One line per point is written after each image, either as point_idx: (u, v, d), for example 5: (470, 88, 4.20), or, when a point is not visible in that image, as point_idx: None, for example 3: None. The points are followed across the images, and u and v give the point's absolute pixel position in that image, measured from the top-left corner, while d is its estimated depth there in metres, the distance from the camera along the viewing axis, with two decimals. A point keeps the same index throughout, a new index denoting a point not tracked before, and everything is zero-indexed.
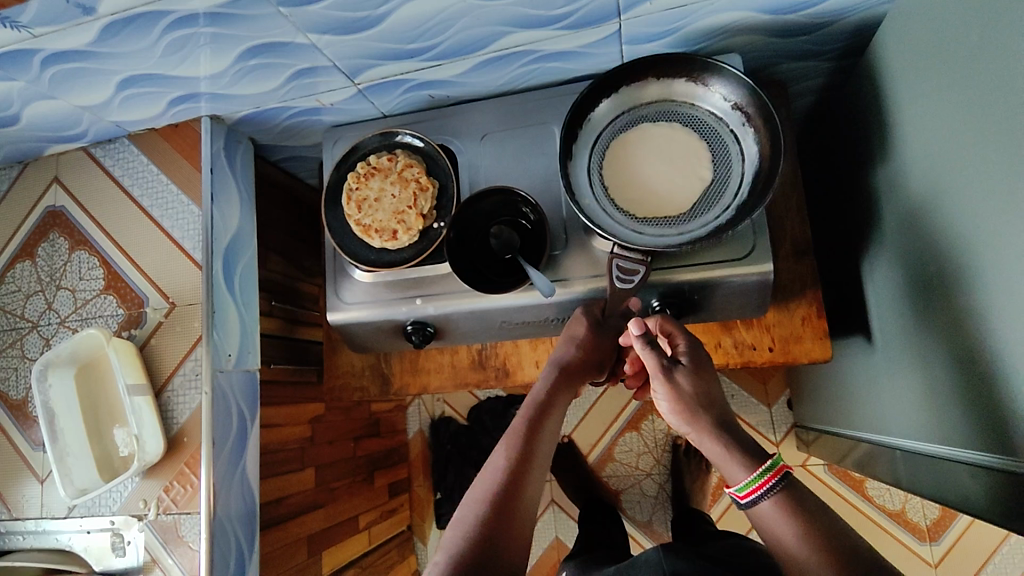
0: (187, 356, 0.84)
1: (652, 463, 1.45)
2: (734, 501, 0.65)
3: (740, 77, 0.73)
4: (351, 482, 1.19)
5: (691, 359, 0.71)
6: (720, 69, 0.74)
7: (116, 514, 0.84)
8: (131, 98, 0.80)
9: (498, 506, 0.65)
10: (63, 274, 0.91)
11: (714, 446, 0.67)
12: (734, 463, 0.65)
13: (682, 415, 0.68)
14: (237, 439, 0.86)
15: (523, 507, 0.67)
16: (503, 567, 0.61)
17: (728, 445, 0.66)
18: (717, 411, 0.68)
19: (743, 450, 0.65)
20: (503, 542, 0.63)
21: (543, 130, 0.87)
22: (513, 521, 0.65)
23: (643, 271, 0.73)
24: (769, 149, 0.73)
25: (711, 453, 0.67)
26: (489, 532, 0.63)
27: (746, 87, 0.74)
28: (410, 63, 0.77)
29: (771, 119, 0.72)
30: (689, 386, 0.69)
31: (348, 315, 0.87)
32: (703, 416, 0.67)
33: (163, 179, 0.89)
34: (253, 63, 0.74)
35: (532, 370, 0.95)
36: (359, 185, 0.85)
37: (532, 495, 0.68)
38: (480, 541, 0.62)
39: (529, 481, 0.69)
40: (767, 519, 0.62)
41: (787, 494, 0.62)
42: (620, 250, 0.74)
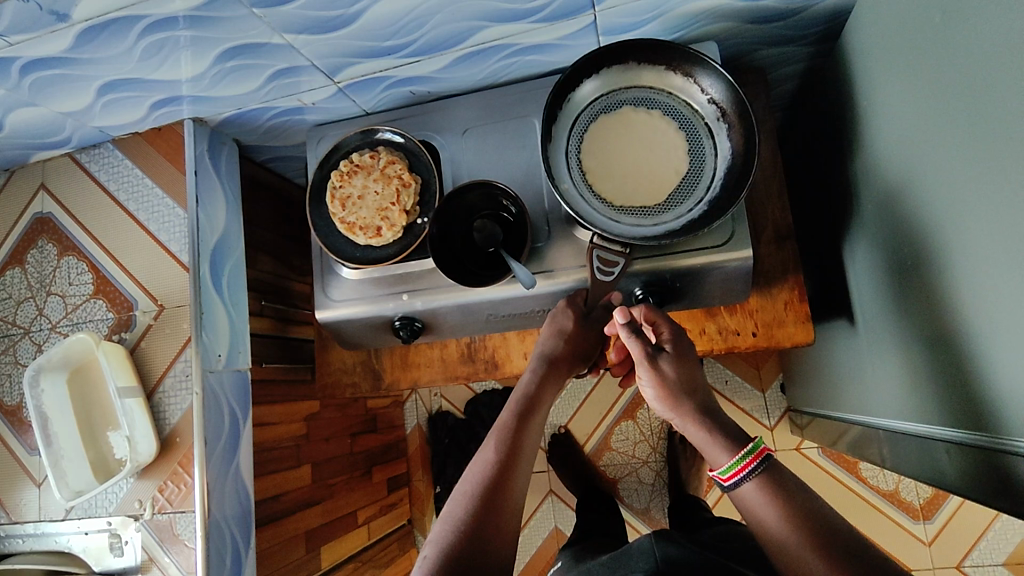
0: (177, 357, 0.85)
1: (648, 451, 1.46)
2: (718, 484, 0.65)
3: (721, 72, 0.73)
4: (349, 477, 1.20)
5: (674, 347, 0.71)
6: (701, 61, 0.75)
7: (113, 515, 0.85)
8: (113, 102, 0.80)
9: (486, 499, 0.66)
10: (53, 280, 0.92)
11: (697, 430, 0.67)
12: (717, 446, 0.65)
13: (665, 401, 0.69)
14: (230, 437, 0.87)
15: (511, 499, 0.68)
16: (491, 558, 0.62)
17: (711, 430, 0.66)
18: (700, 397, 0.69)
19: (726, 434, 0.65)
20: (491, 534, 0.64)
21: (523, 123, 0.87)
22: (502, 515, 0.66)
23: (622, 263, 0.75)
24: (744, 145, 0.75)
25: (695, 438, 0.67)
26: (477, 525, 0.64)
27: (725, 81, 0.75)
28: (388, 60, 0.78)
29: (747, 118, 0.74)
30: (673, 373, 0.69)
31: (336, 312, 0.88)
32: (686, 401, 0.68)
33: (148, 183, 0.90)
34: (232, 65, 0.74)
35: (521, 362, 0.95)
36: (342, 183, 0.86)
37: (520, 487, 0.69)
38: (468, 534, 0.63)
39: (518, 474, 0.70)
40: (749, 501, 0.61)
41: (768, 476, 0.62)
42: (601, 241, 0.75)
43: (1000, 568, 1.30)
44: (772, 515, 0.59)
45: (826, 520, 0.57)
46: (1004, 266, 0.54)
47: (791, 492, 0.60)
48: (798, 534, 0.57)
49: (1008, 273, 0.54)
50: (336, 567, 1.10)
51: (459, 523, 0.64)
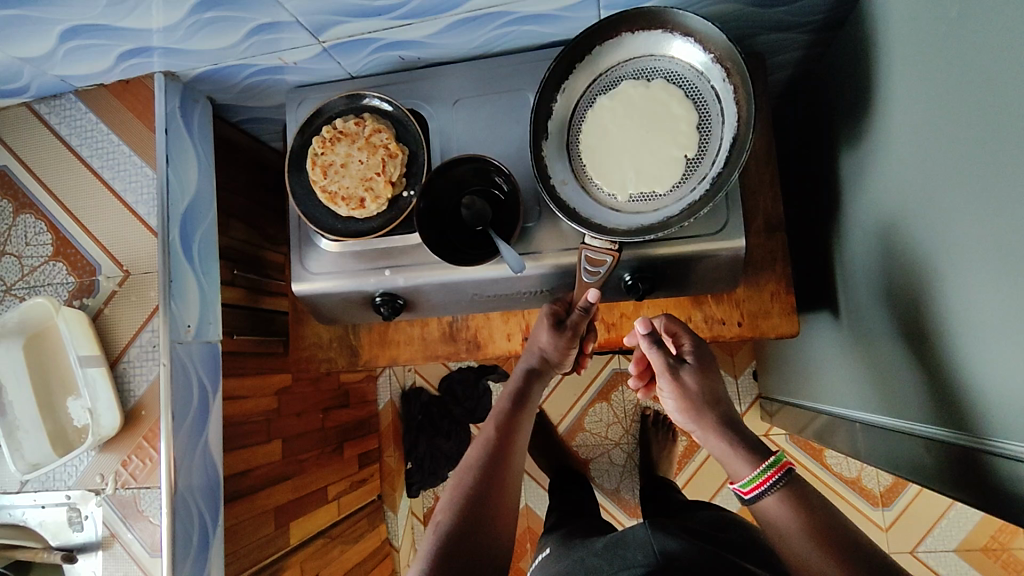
0: (143, 326, 0.80)
1: (621, 433, 1.47)
2: (739, 497, 0.66)
3: (714, 31, 0.68)
4: (319, 453, 1.17)
5: (696, 358, 0.73)
6: (691, 21, 0.70)
7: (72, 489, 0.81)
8: (77, 50, 0.74)
9: (477, 497, 0.68)
10: (7, 239, 0.86)
11: (718, 442, 0.68)
12: (739, 459, 0.66)
13: (688, 413, 0.71)
14: (199, 411, 0.83)
15: (502, 499, 0.69)
16: (482, 546, 0.65)
17: (732, 442, 0.67)
18: (722, 409, 0.70)
19: (748, 446, 0.67)
20: (483, 528, 0.66)
21: (516, 97, 0.84)
22: (493, 516, 0.68)
23: (610, 260, 0.73)
24: (747, 112, 0.70)
25: (716, 450, 0.69)
26: (467, 519, 0.66)
27: (717, 36, 0.69)
28: (379, 21, 0.74)
29: (746, 78, 0.69)
30: (694, 385, 0.71)
31: (314, 286, 0.85)
32: (709, 413, 0.69)
33: (114, 139, 0.84)
34: (209, 17, 0.69)
35: (503, 343, 0.94)
36: (324, 150, 0.82)
37: (511, 488, 0.72)
38: (460, 526, 0.65)
39: (507, 475, 0.72)
40: (772, 513, 0.62)
41: (791, 490, 0.62)
42: (591, 240, 0.74)
43: (950, 554, 1.35)
44: (790, 524, 0.60)
45: (842, 527, 0.59)
46: (992, 270, 0.54)
47: (807, 505, 0.61)
48: (814, 548, 0.57)
49: (992, 276, 0.55)
50: (305, 542, 1.08)
51: (448, 526, 0.66)
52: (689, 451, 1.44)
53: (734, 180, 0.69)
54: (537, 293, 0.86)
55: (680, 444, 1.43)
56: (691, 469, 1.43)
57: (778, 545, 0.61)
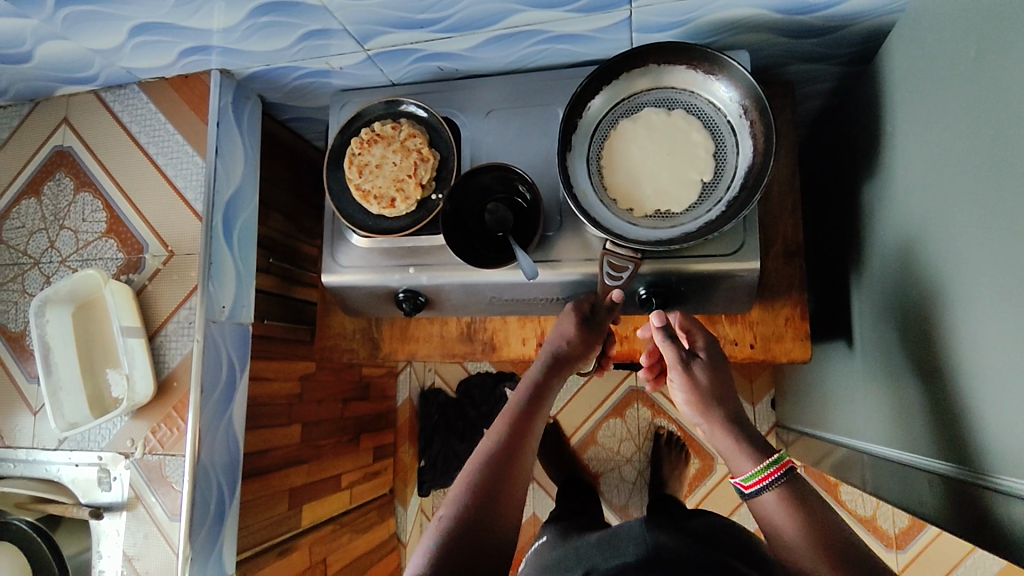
0: (182, 304, 0.85)
1: (633, 449, 1.48)
2: (739, 491, 0.69)
3: (749, 80, 0.73)
4: (337, 441, 1.22)
5: (708, 354, 0.76)
6: (725, 63, 0.74)
7: (105, 450, 0.86)
8: (144, 44, 0.81)
9: (491, 482, 0.68)
10: (67, 214, 0.92)
11: (725, 439, 0.71)
12: (742, 456, 0.69)
13: (697, 407, 0.74)
14: (226, 388, 0.88)
15: (513, 486, 0.69)
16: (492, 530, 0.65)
17: (737, 440, 0.71)
18: (730, 406, 0.73)
19: (753, 445, 0.70)
20: (494, 512, 0.66)
21: (546, 111, 0.88)
22: (496, 516, 0.66)
23: (631, 266, 0.77)
24: (764, 145, 0.74)
25: (722, 445, 0.72)
26: (479, 503, 0.66)
27: (745, 81, 0.74)
28: (420, 33, 0.79)
29: (767, 115, 0.73)
30: (705, 380, 0.74)
31: (342, 278, 0.90)
32: (716, 409, 0.73)
33: (170, 129, 0.90)
34: (265, 21, 0.76)
35: (519, 347, 0.96)
36: (361, 151, 0.86)
37: (522, 476, 0.71)
38: (472, 509, 0.65)
39: (515, 475, 0.70)
40: (768, 509, 0.65)
41: (790, 487, 0.65)
42: (612, 247, 0.77)
43: None
44: (786, 521, 0.63)
45: (841, 532, 0.61)
46: (999, 305, 0.55)
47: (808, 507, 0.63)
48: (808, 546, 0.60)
49: (999, 313, 0.55)
50: (315, 526, 1.12)
51: (460, 508, 0.66)
52: (700, 473, 1.44)
53: (753, 206, 0.72)
54: (554, 300, 0.89)
55: (693, 466, 1.44)
56: (701, 492, 1.43)
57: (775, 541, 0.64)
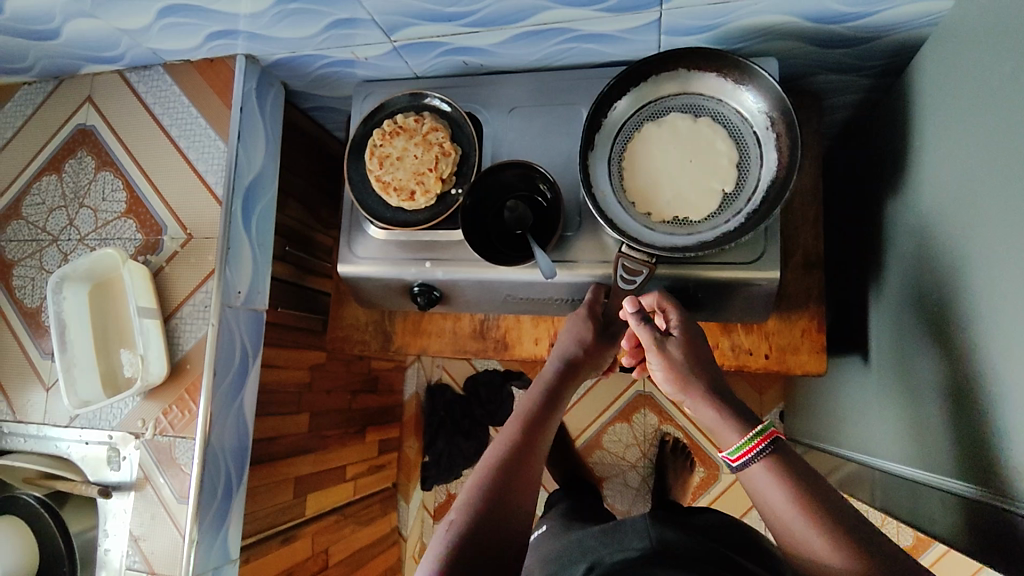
0: (197, 288, 0.85)
1: (638, 455, 1.47)
2: (728, 465, 0.65)
3: (778, 92, 0.72)
4: (343, 432, 1.22)
5: (682, 331, 0.74)
6: (754, 73, 0.73)
7: (115, 430, 0.86)
8: (171, 26, 0.81)
9: (503, 483, 0.68)
10: (87, 193, 0.93)
11: (709, 412, 0.68)
12: (727, 428, 0.66)
13: (676, 382, 0.72)
14: (238, 373, 0.88)
15: (524, 486, 0.70)
16: (503, 531, 0.65)
17: (721, 411, 0.67)
18: (711, 379, 0.71)
19: (737, 416, 0.66)
20: (504, 512, 0.66)
21: (570, 111, 0.87)
22: (508, 515, 0.66)
23: (646, 272, 0.74)
24: (789, 159, 0.73)
25: (707, 420, 0.69)
26: (490, 503, 0.66)
27: (774, 93, 0.73)
28: (448, 26, 0.79)
29: (794, 129, 0.72)
30: (681, 355, 0.72)
31: (357, 269, 0.90)
32: (696, 381, 0.70)
33: (193, 112, 0.90)
34: (293, 7, 0.76)
35: (530, 347, 0.95)
36: (383, 142, 0.86)
37: (534, 477, 0.71)
38: (484, 510, 0.66)
39: (525, 480, 0.70)
40: (760, 486, 0.61)
41: (777, 457, 0.61)
42: (627, 250, 0.75)
43: None
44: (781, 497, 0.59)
45: (841, 506, 0.57)
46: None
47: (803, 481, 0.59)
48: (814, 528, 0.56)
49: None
50: (319, 516, 1.13)
51: (472, 508, 0.66)
52: (704, 482, 1.43)
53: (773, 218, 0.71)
54: (569, 301, 0.89)
55: (697, 475, 1.43)
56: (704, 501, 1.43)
57: (770, 519, 0.60)
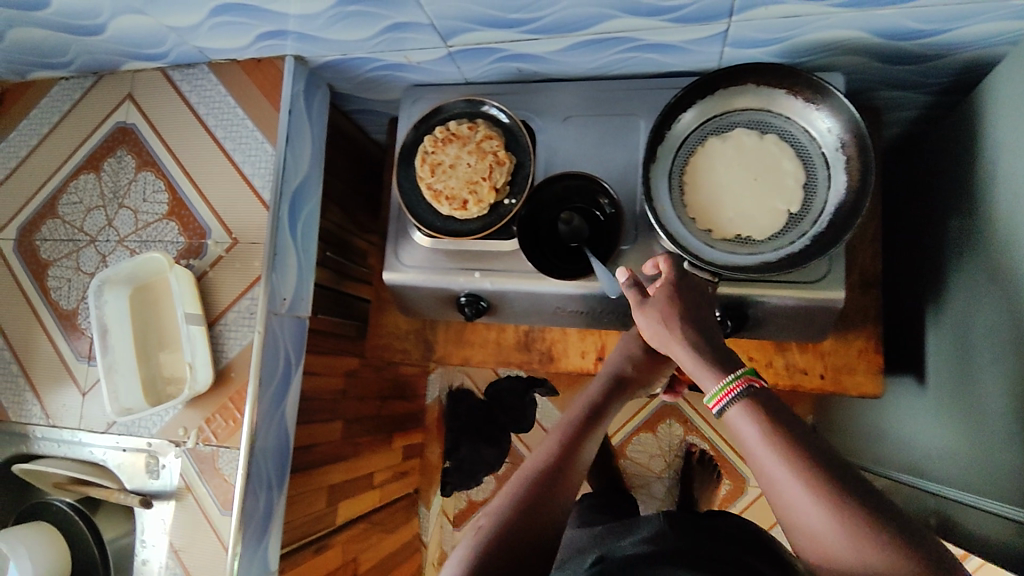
0: (242, 294, 0.83)
1: (663, 466, 1.46)
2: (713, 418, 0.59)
3: (852, 113, 0.70)
4: (373, 439, 1.20)
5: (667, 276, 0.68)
6: (830, 94, 0.71)
7: (154, 438, 0.84)
8: (222, 25, 0.79)
9: (543, 489, 0.66)
10: (126, 193, 0.90)
11: (688, 356, 0.63)
12: (708, 373, 0.60)
13: (655, 327, 0.66)
14: (282, 382, 0.86)
15: (563, 494, 0.67)
16: (538, 536, 0.63)
17: (701, 355, 0.62)
18: (694, 322, 0.65)
19: (716, 359, 0.61)
20: (541, 517, 0.64)
21: (627, 121, 0.85)
22: (545, 521, 0.64)
23: (709, 290, 0.74)
24: (859, 182, 0.71)
25: (685, 365, 0.63)
26: (528, 506, 0.65)
27: (847, 114, 0.71)
28: (508, 33, 0.77)
29: (868, 152, 0.70)
30: (661, 299, 0.66)
31: (403, 277, 0.88)
32: (675, 324, 0.64)
33: (239, 113, 0.88)
34: (351, 10, 0.74)
35: (577, 360, 0.94)
36: (435, 149, 0.84)
37: (574, 487, 0.69)
38: (521, 512, 0.64)
39: (565, 491, 0.68)
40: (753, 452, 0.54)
41: (758, 406, 0.55)
42: (690, 268, 0.75)
43: None
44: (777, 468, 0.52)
45: (846, 474, 0.51)
46: None
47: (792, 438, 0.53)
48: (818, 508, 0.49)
49: None
50: (348, 525, 1.11)
51: (509, 510, 0.65)
52: (731, 496, 1.42)
53: (844, 243, 0.69)
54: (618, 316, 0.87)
55: (723, 488, 1.42)
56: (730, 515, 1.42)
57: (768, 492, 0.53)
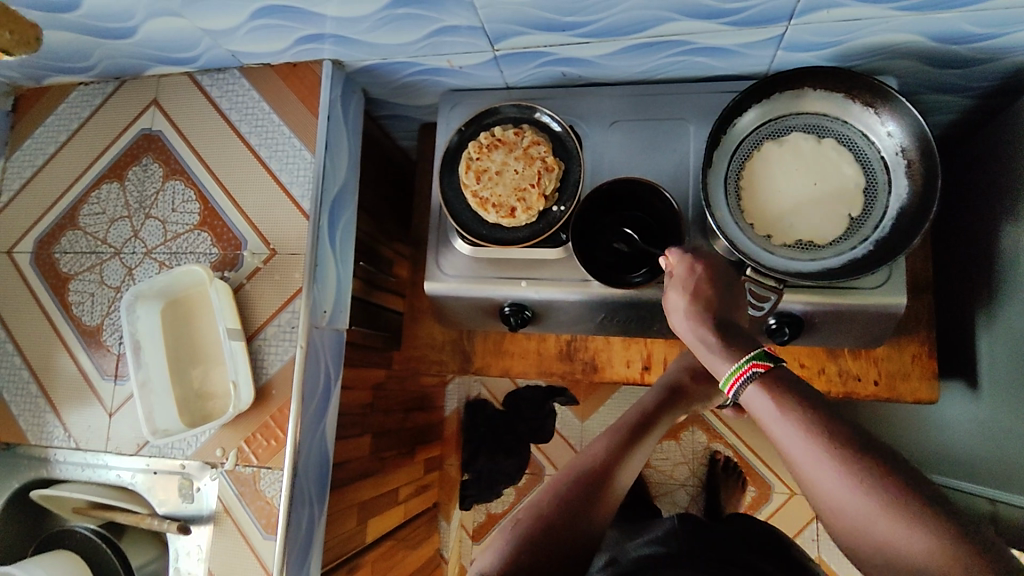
0: (282, 308, 0.80)
1: (687, 474, 1.43)
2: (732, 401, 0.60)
3: (917, 118, 0.68)
4: (398, 454, 1.16)
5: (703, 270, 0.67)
6: (891, 99, 0.70)
7: (189, 459, 0.80)
8: (260, 28, 0.76)
9: (586, 491, 0.65)
10: (154, 203, 0.87)
11: (705, 340, 0.63)
12: (722, 357, 0.61)
13: (683, 315, 0.66)
14: (322, 398, 0.82)
15: (605, 500, 0.66)
16: (574, 536, 0.62)
17: (721, 339, 0.62)
18: (717, 315, 0.64)
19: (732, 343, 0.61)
20: (580, 517, 0.63)
21: (675, 126, 0.84)
22: (584, 523, 0.63)
23: (775, 298, 0.72)
24: (923, 187, 0.70)
25: (704, 351, 0.63)
26: (567, 506, 0.64)
27: (910, 119, 0.70)
28: (559, 36, 0.75)
29: (933, 158, 0.69)
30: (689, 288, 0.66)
31: (446, 287, 0.85)
32: (699, 311, 0.65)
33: (274, 119, 0.85)
34: (400, 12, 0.71)
35: (622, 370, 0.92)
36: (480, 155, 0.82)
37: (618, 493, 0.68)
38: (559, 511, 0.63)
39: (608, 496, 0.66)
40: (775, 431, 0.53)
41: (772, 384, 0.55)
42: (755, 275, 0.71)
43: None
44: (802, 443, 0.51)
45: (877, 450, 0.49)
46: None
47: (816, 410, 0.52)
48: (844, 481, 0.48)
49: None
50: (377, 543, 1.07)
51: (546, 506, 0.64)
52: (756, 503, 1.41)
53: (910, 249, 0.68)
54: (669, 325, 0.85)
55: (747, 495, 1.41)
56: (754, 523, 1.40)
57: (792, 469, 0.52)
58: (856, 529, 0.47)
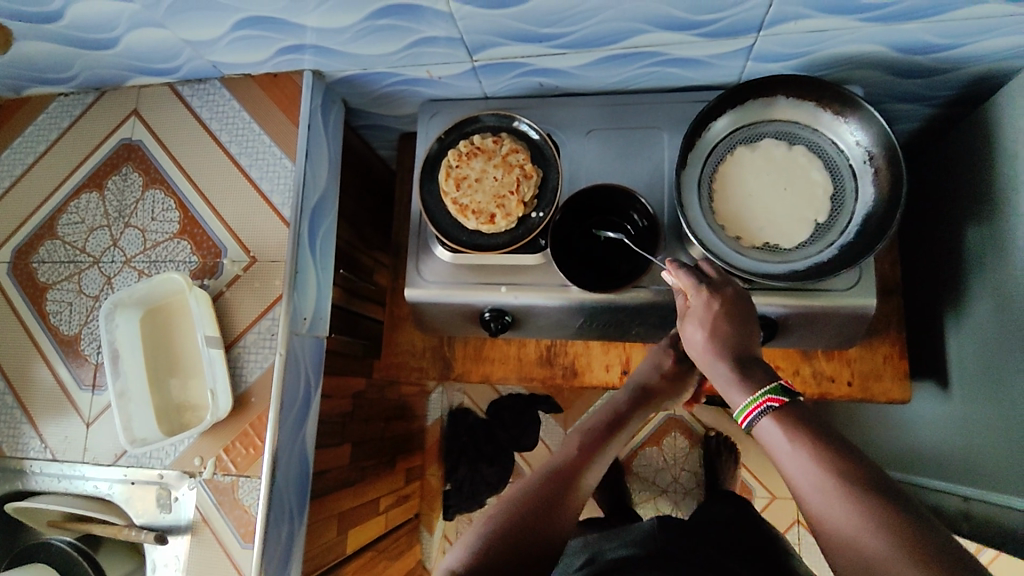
0: (262, 315, 0.80)
1: (669, 479, 1.44)
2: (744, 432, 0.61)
3: (881, 125, 0.71)
4: (378, 463, 1.16)
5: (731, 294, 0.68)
6: (859, 107, 0.73)
7: (167, 469, 0.80)
8: (242, 39, 0.77)
9: (554, 489, 0.66)
10: (133, 212, 0.87)
11: (724, 370, 0.64)
12: (739, 388, 0.61)
13: (704, 338, 0.66)
14: (301, 406, 0.82)
15: (573, 498, 0.67)
16: (542, 533, 0.62)
17: (737, 369, 0.63)
18: (744, 346, 0.65)
19: (752, 376, 0.61)
20: (548, 514, 0.64)
21: (649, 134, 0.86)
22: (552, 521, 0.64)
23: None
24: (889, 192, 0.72)
25: (718, 378, 0.64)
26: (535, 504, 0.64)
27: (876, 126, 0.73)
28: (536, 47, 0.77)
29: (898, 164, 0.71)
30: (716, 311, 0.66)
31: (425, 292, 0.86)
32: (722, 336, 0.65)
33: (254, 129, 0.86)
34: (380, 24, 0.72)
35: (601, 373, 0.93)
36: (459, 163, 0.83)
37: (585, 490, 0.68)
38: (528, 509, 0.63)
39: (576, 495, 0.67)
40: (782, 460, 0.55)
41: (783, 417, 0.56)
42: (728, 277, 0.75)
43: None
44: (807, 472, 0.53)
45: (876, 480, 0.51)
46: None
47: (807, 423, 0.56)
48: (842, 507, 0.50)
49: None
50: (357, 553, 1.06)
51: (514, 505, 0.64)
52: None
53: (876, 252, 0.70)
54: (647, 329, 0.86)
55: None
56: None
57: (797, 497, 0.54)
58: (849, 551, 0.48)
